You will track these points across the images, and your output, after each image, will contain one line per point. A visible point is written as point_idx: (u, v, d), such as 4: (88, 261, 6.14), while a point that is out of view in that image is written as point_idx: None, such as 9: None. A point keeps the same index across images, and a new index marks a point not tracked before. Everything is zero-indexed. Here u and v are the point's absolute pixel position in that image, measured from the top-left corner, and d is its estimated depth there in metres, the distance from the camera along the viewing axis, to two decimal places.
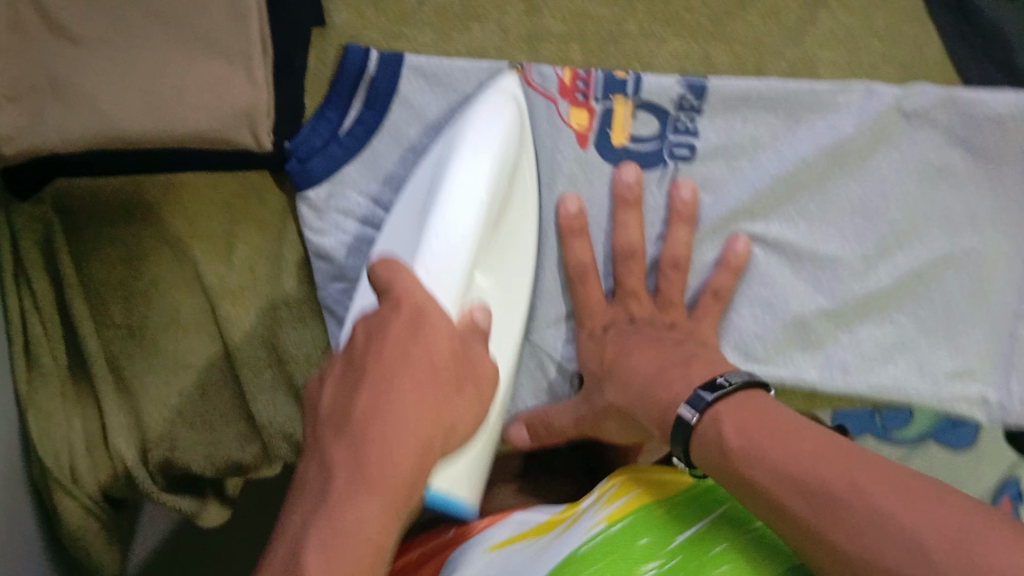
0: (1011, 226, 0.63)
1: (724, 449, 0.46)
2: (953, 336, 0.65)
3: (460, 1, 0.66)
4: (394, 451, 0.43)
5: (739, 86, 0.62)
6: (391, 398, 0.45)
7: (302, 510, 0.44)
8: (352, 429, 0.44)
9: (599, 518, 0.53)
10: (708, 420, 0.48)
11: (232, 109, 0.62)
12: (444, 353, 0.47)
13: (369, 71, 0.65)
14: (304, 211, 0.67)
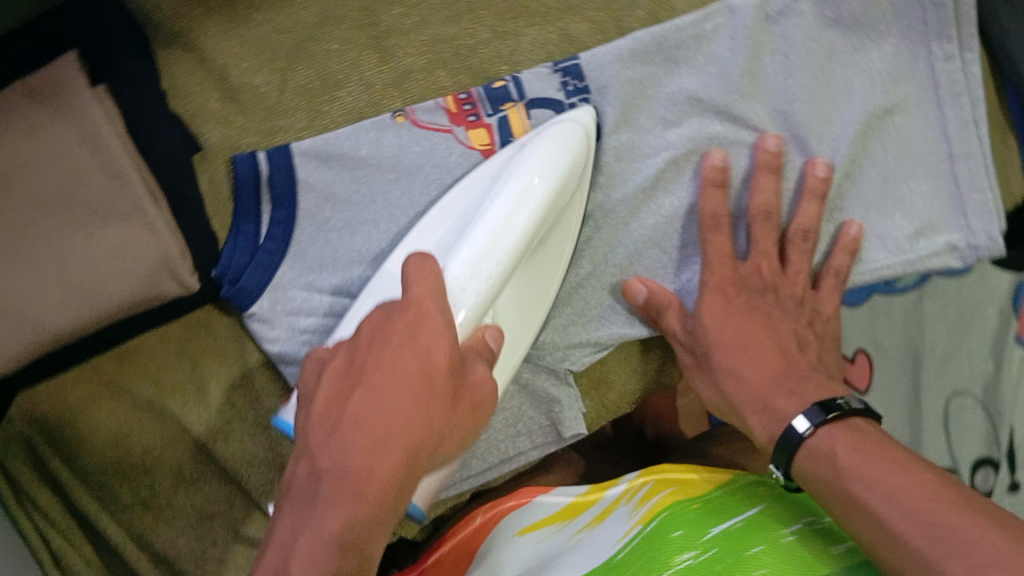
0: (909, 74, 0.64)
1: (833, 465, 0.50)
2: (900, 199, 0.65)
3: (317, 76, 0.66)
4: (377, 463, 0.45)
5: (608, 51, 0.64)
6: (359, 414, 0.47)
7: (291, 516, 0.46)
8: (342, 430, 0.47)
9: (631, 521, 0.60)
10: (823, 433, 0.52)
11: (146, 265, 0.62)
12: (440, 360, 0.48)
13: (263, 173, 0.65)
14: (255, 326, 0.67)
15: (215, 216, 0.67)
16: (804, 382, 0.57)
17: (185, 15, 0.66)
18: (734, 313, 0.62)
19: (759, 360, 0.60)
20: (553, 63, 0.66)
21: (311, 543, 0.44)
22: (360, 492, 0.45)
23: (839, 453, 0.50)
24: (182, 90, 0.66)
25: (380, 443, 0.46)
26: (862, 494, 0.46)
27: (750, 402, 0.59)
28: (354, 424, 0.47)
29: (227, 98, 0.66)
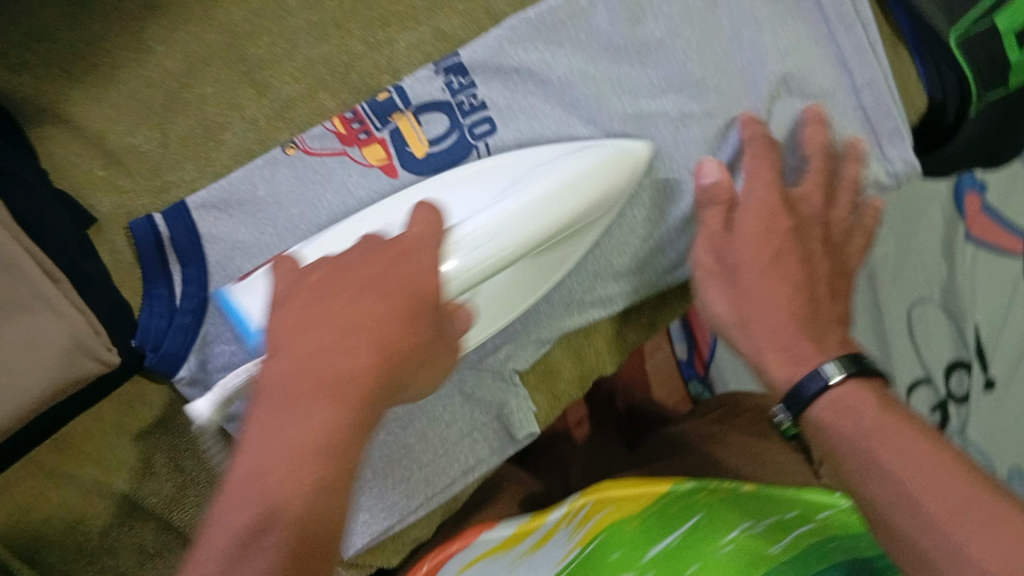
0: (797, 12, 0.64)
1: (861, 430, 0.50)
2: (811, 141, 0.65)
3: (199, 124, 0.65)
4: (346, 369, 0.44)
5: (487, 43, 0.64)
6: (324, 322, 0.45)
7: (265, 414, 0.42)
8: (282, 348, 0.44)
9: (573, 544, 0.63)
10: (845, 389, 0.52)
11: (61, 351, 0.59)
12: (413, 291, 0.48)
13: (164, 233, 0.63)
14: (187, 390, 0.65)
15: (123, 285, 0.65)
16: (826, 333, 0.57)
17: (48, 87, 0.63)
18: (758, 240, 0.59)
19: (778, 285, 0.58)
20: (434, 65, 0.64)
21: (280, 449, 0.40)
22: (340, 390, 0.43)
23: (860, 409, 0.51)
24: (63, 163, 0.64)
25: (345, 351, 0.44)
26: (877, 459, 0.48)
27: (779, 329, 0.57)
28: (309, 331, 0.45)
29: (112, 163, 0.65)
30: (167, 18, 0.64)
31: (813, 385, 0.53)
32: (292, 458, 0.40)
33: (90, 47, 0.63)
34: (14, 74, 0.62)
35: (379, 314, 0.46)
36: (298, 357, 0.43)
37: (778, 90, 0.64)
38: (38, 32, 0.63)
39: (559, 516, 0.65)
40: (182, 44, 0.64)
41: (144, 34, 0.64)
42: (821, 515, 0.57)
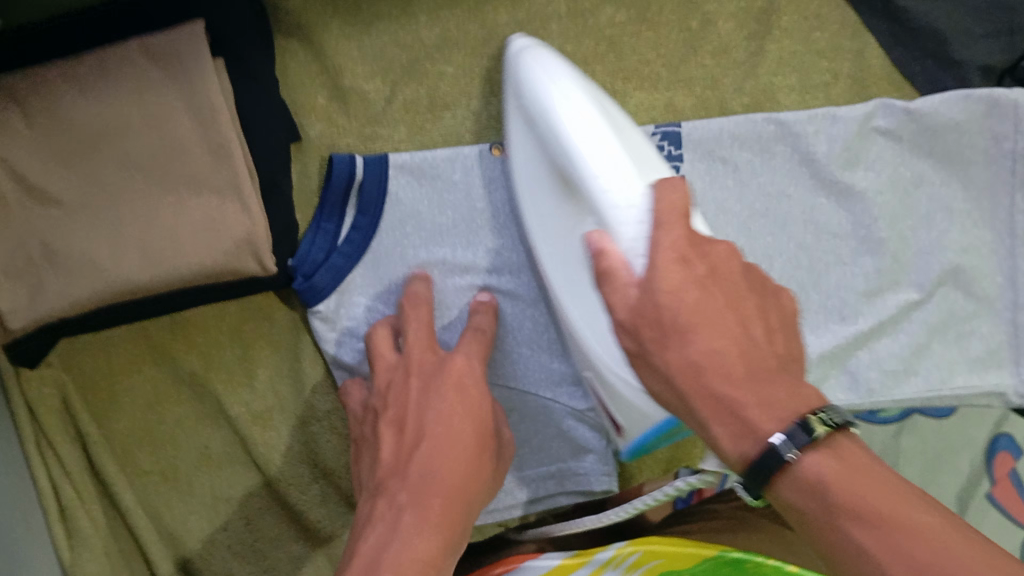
0: (985, 218, 0.68)
1: (838, 510, 0.36)
2: (961, 337, 0.68)
3: (427, 95, 0.68)
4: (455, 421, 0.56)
5: (708, 129, 0.67)
6: (417, 436, 0.55)
7: (377, 533, 0.48)
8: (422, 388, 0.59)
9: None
10: (809, 461, 0.37)
11: (232, 241, 0.62)
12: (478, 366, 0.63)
13: (358, 177, 0.65)
14: (316, 324, 0.66)
15: (299, 206, 0.68)
16: (775, 387, 0.40)
17: (311, 11, 0.66)
18: (698, 293, 0.42)
19: (720, 344, 0.40)
20: (654, 126, 0.67)
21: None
22: (439, 523, 0.49)
23: (831, 486, 0.37)
24: (293, 81, 0.67)
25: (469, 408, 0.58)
26: (875, 560, 0.34)
27: (709, 406, 0.40)
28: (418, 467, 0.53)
29: (335, 97, 0.68)
30: None
31: (780, 457, 0.37)
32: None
33: None
34: None
35: (465, 454, 0.55)
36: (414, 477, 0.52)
37: (945, 279, 0.68)
38: None
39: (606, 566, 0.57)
40: (444, 22, 0.68)
41: (415, 1, 0.67)
42: None
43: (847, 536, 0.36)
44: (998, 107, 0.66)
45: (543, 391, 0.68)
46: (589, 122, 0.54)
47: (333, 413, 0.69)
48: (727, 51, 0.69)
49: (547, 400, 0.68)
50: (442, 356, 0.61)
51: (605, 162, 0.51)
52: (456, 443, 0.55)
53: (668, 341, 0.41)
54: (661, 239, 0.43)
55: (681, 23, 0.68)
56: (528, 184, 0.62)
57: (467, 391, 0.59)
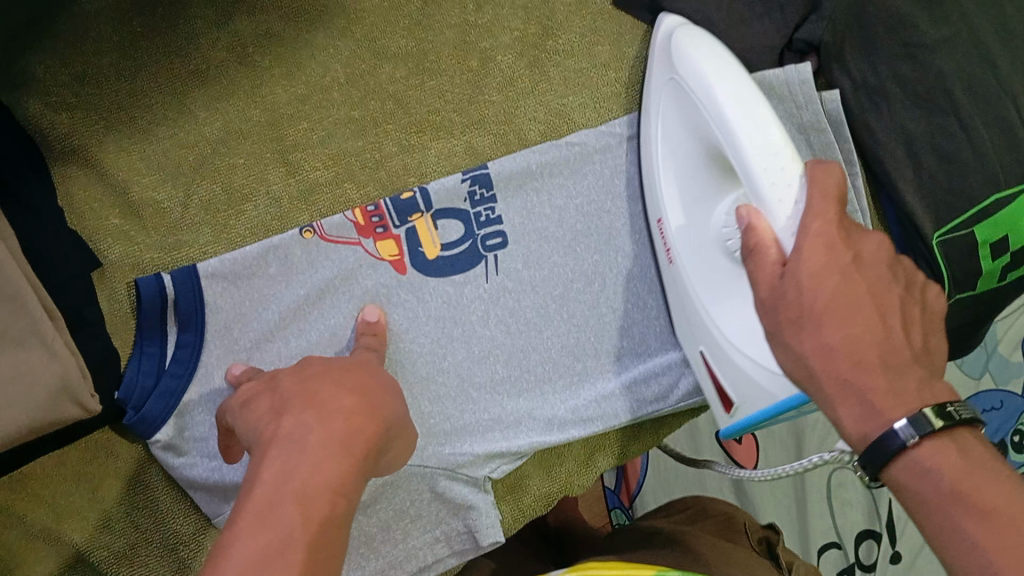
0: None
1: (947, 501, 0.40)
2: None
3: (224, 190, 0.66)
4: (326, 420, 0.49)
5: (525, 160, 0.70)
6: (307, 391, 0.53)
7: (248, 504, 0.42)
8: (290, 406, 0.52)
9: None
10: (932, 449, 0.41)
11: (47, 389, 0.58)
12: (348, 371, 0.56)
13: (169, 295, 0.64)
14: (159, 453, 0.64)
15: (114, 334, 0.64)
16: (904, 378, 0.43)
17: (83, 131, 0.64)
18: (839, 284, 0.45)
19: (841, 343, 0.44)
20: (462, 173, 0.69)
21: (290, 534, 0.40)
22: (343, 444, 0.48)
23: (948, 470, 0.40)
24: (80, 207, 0.64)
25: (336, 402, 0.51)
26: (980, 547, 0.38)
27: (839, 390, 0.44)
28: (309, 407, 0.50)
29: (128, 214, 0.65)
30: (215, 89, 0.67)
31: (900, 442, 0.41)
32: (300, 500, 0.43)
33: (133, 100, 0.66)
34: (53, 112, 0.64)
35: (355, 400, 0.52)
36: (306, 412, 0.50)
37: None
38: (87, 76, 0.65)
39: None
40: (224, 113, 0.67)
41: (189, 99, 0.66)
42: None
43: (950, 522, 0.40)
44: (775, 90, 0.68)
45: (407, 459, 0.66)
46: (732, 70, 0.59)
47: (200, 534, 0.67)
48: (513, 83, 0.72)
49: (417, 466, 0.66)
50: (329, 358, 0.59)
51: (756, 122, 0.55)
52: (347, 394, 0.52)
53: (803, 327, 0.46)
54: (807, 227, 0.48)
55: (461, 65, 0.71)
56: (676, 143, 0.65)
57: (355, 370, 0.57)
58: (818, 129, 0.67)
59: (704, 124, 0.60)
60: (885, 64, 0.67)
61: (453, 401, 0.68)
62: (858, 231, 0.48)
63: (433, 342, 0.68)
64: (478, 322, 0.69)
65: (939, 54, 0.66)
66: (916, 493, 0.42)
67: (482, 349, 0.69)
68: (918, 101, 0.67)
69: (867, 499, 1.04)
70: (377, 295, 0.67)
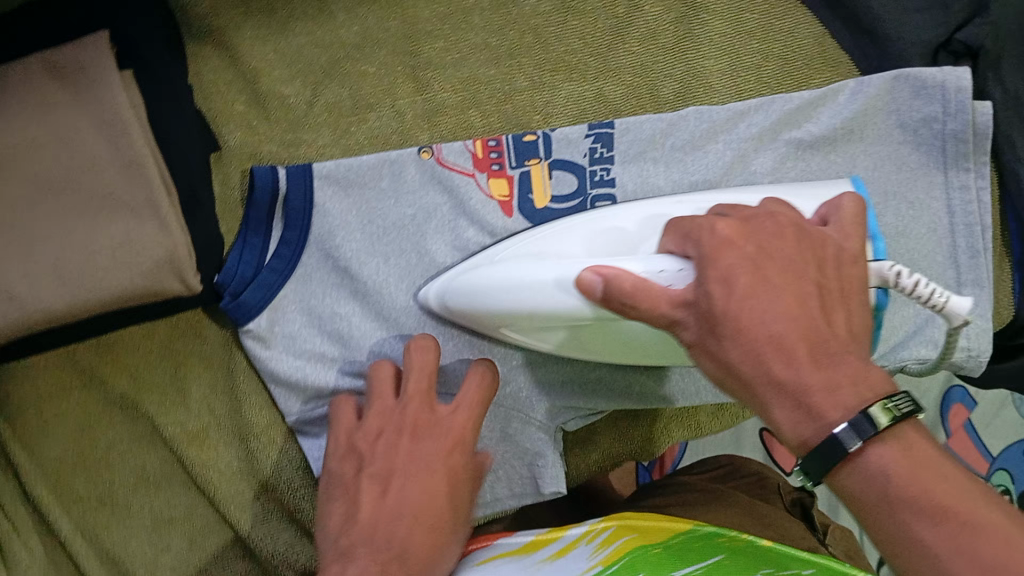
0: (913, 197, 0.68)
1: (894, 498, 0.37)
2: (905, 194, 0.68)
3: (350, 96, 0.66)
4: (404, 535, 0.55)
5: (654, 123, 0.68)
6: (399, 502, 0.56)
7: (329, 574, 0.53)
8: (385, 500, 0.57)
9: (595, 561, 0.61)
10: (875, 452, 0.37)
11: (153, 261, 0.58)
12: (439, 483, 0.58)
13: (281, 189, 0.64)
14: (249, 343, 0.64)
15: (222, 219, 0.65)
16: (844, 362, 0.39)
17: (222, 15, 0.65)
18: (762, 256, 0.42)
19: (782, 324, 0.39)
20: (588, 126, 0.67)
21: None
22: None
23: (899, 474, 0.37)
24: (208, 88, 0.65)
25: (427, 487, 0.57)
26: (935, 555, 0.35)
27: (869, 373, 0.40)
28: (375, 561, 0.53)
29: (253, 103, 0.65)
30: None
31: (844, 449, 0.37)
32: None
33: None
34: None
35: (444, 514, 0.57)
36: (369, 560, 0.53)
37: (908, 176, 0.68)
38: None
39: (581, 534, 0.68)
40: (363, 20, 0.67)
41: None
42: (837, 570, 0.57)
43: (903, 529, 0.36)
44: (925, 90, 0.67)
45: None
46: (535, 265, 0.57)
47: (271, 427, 0.66)
48: (656, 36, 0.70)
49: (490, 402, 0.67)
50: (439, 413, 0.60)
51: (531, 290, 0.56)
52: (432, 497, 0.57)
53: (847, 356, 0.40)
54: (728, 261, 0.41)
55: (608, 10, 0.70)
56: (525, 340, 0.62)
57: (456, 451, 0.59)
58: (958, 138, 0.67)
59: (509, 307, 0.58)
60: None
61: (537, 348, 0.67)
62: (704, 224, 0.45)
63: None
64: None
65: None
66: (864, 494, 0.38)
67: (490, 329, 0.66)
68: None
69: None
70: (481, 226, 0.66)
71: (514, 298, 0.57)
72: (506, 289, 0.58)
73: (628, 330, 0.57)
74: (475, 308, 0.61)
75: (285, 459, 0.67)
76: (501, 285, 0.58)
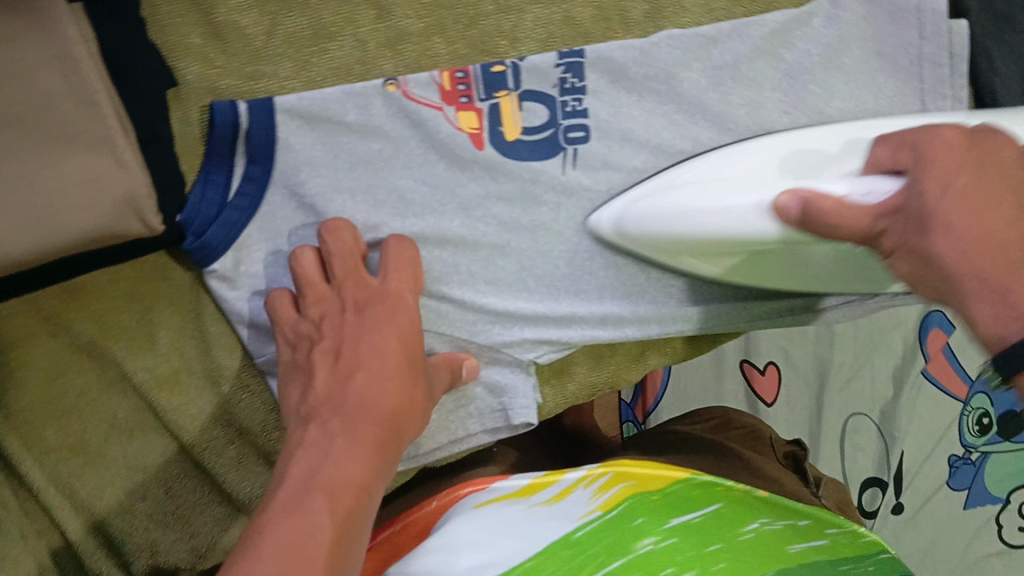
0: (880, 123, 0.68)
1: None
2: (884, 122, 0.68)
3: (310, 25, 0.63)
4: (365, 405, 0.58)
5: (625, 51, 0.66)
6: (337, 344, 0.61)
7: (306, 456, 0.54)
8: (333, 389, 0.59)
9: (594, 506, 0.65)
10: None
11: (113, 201, 0.57)
12: (392, 346, 0.61)
13: (242, 124, 0.62)
14: (214, 284, 0.63)
15: (182, 156, 0.63)
16: (1020, 272, 0.45)
17: None
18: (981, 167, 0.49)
19: (976, 230, 0.46)
20: (558, 55, 0.65)
21: (314, 542, 0.49)
22: (368, 448, 0.57)
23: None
24: (162, 19, 0.61)
25: (383, 381, 0.59)
26: None
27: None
28: (335, 412, 0.57)
29: (210, 35, 0.62)
30: None
31: None
32: (330, 490, 0.52)
33: None
34: None
35: (395, 358, 0.61)
36: (333, 430, 0.56)
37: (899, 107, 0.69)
38: None
39: (578, 477, 0.70)
40: None
41: None
42: (832, 534, 0.66)
43: None
44: (901, 13, 0.67)
45: (458, 332, 0.67)
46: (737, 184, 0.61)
47: (242, 369, 0.66)
48: None
49: (464, 339, 0.68)
50: (373, 285, 0.63)
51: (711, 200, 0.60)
52: (386, 346, 0.61)
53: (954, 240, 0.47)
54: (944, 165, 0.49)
55: None
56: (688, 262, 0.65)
57: (401, 316, 0.62)
58: (933, 61, 0.67)
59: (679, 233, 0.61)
60: None
61: (510, 286, 0.67)
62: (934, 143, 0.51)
63: (500, 225, 0.67)
64: (546, 214, 0.67)
65: None
66: None
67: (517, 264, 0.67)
68: None
69: (880, 447, 1.11)
70: (452, 160, 0.65)
71: (693, 209, 0.60)
72: (682, 210, 0.61)
73: (806, 254, 0.63)
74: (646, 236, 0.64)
75: (258, 402, 0.67)
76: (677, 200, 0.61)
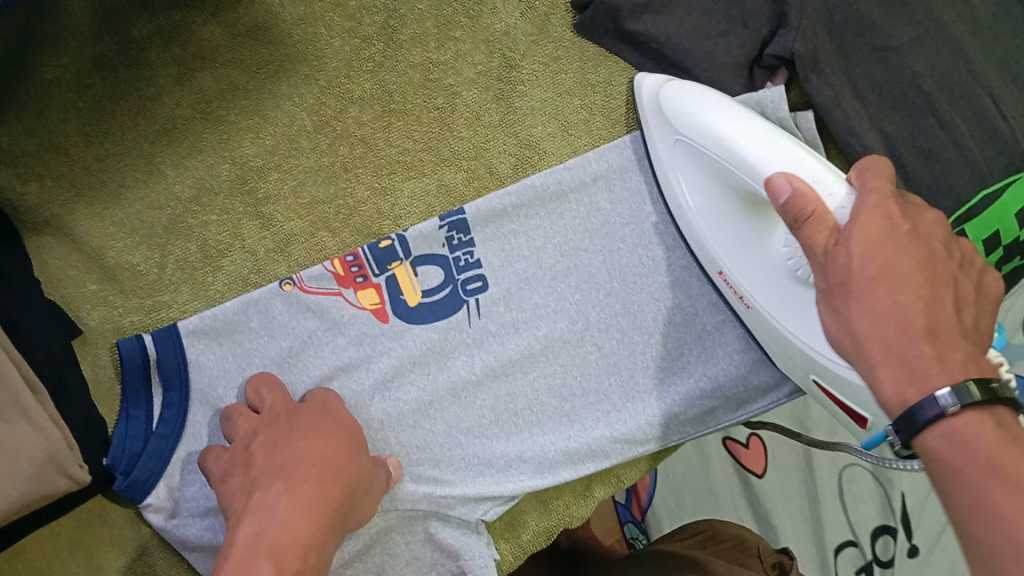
0: None
1: (982, 472, 0.40)
2: None
3: (199, 249, 0.66)
4: (303, 465, 0.55)
5: (501, 200, 0.69)
6: (283, 460, 0.56)
7: (251, 523, 0.50)
8: (262, 471, 0.56)
9: None
10: (971, 419, 0.42)
11: (35, 465, 0.56)
12: (331, 426, 0.60)
13: (152, 356, 0.64)
14: (151, 517, 0.64)
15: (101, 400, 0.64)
16: (911, 343, 0.46)
17: (55, 200, 0.65)
18: (869, 266, 0.49)
19: (870, 266, 0.49)
20: (439, 218, 0.68)
21: None
22: (313, 505, 0.53)
23: (981, 436, 0.42)
24: (55, 275, 0.64)
25: (324, 450, 0.57)
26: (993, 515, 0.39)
27: (885, 354, 0.47)
28: (278, 479, 0.54)
29: (105, 279, 0.65)
30: (182, 147, 0.67)
31: (939, 405, 0.43)
32: (273, 554, 0.48)
33: (102, 164, 0.66)
34: (21, 183, 0.63)
35: (336, 436, 0.59)
36: (276, 490, 0.53)
37: None
38: (57, 144, 0.65)
39: None
40: (194, 172, 0.67)
41: (157, 159, 0.66)
42: None
43: (981, 493, 0.40)
44: None
45: (403, 504, 0.66)
46: (749, 121, 0.59)
47: None
48: (482, 116, 0.71)
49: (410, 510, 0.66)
50: (300, 404, 0.62)
51: (753, 134, 0.58)
52: (323, 428, 0.59)
53: (851, 292, 0.49)
54: (862, 204, 0.51)
55: (428, 104, 0.70)
56: (711, 234, 0.65)
57: (329, 418, 0.61)
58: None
59: (716, 164, 0.60)
60: (857, 67, 0.68)
61: (441, 448, 0.67)
62: (916, 207, 0.52)
63: (419, 389, 0.67)
64: (461, 367, 0.68)
65: (910, 57, 0.67)
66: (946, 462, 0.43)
67: (450, 420, 0.67)
68: (895, 103, 0.67)
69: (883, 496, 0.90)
70: (359, 339, 0.67)
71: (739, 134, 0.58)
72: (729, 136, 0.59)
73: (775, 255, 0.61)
74: (687, 128, 0.62)
75: None
76: (737, 114, 0.60)
